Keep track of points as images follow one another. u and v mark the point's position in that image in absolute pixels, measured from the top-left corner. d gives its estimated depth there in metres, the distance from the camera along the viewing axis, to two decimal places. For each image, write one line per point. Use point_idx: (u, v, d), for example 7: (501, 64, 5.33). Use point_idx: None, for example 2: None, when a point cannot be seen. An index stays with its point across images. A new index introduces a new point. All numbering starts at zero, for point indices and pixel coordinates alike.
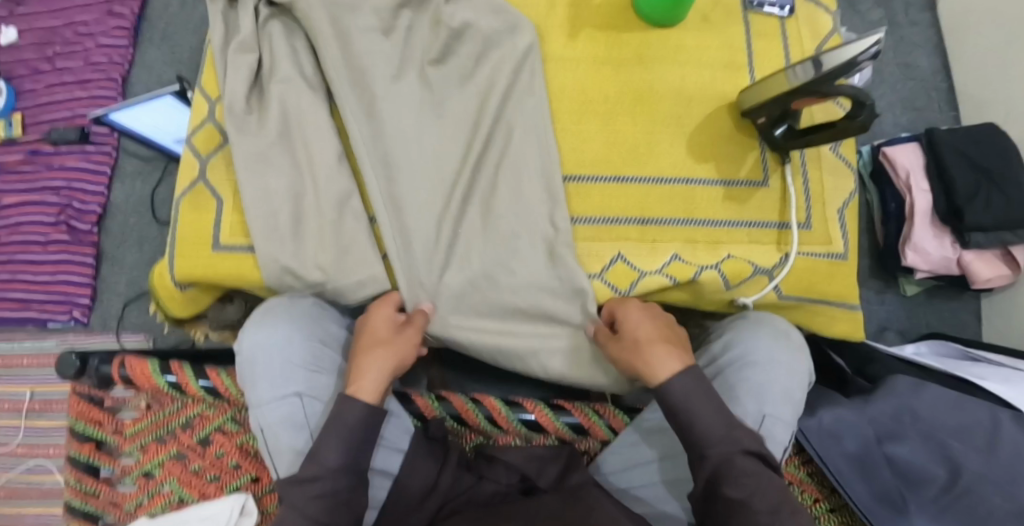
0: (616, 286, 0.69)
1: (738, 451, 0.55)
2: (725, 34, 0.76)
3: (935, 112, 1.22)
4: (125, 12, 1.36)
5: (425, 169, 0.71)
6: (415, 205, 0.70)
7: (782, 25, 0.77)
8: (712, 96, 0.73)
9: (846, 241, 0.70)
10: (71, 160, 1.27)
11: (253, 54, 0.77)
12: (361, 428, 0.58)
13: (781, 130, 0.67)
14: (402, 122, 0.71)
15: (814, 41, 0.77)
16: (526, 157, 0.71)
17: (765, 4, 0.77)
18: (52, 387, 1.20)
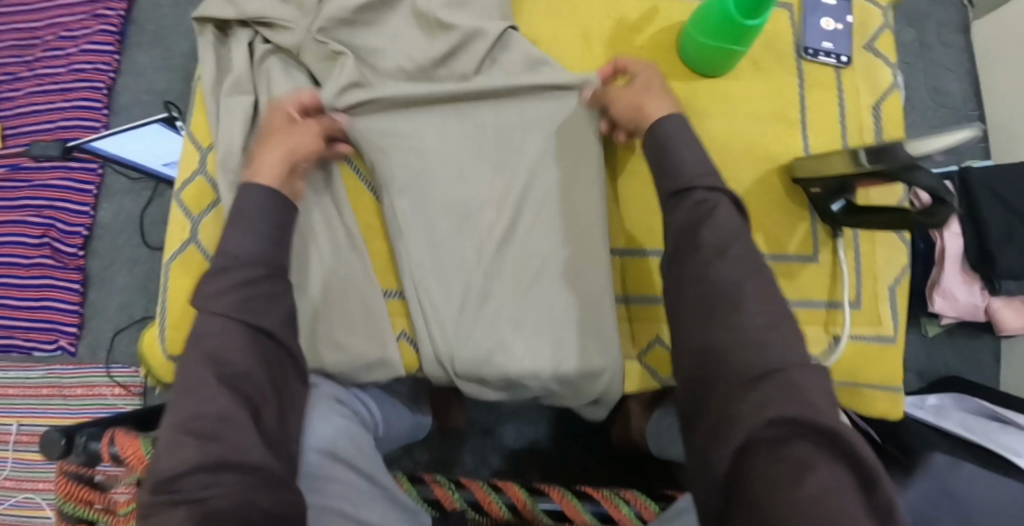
0: (657, 371, 0.70)
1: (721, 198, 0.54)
2: (776, 84, 0.71)
3: (965, 142, 1.16)
4: (110, 13, 1.27)
5: (450, 226, 0.66)
6: (440, 268, 0.66)
7: (838, 75, 0.72)
8: (760, 156, 0.68)
9: (896, 322, 0.66)
10: (55, 178, 1.19)
11: (249, 95, 0.70)
12: (269, 209, 0.56)
13: (837, 205, 0.63)
14: (431, 181, 0.67)
15: (871, 94, 0.71)
16: (556, 221, 0.66)
17: (820, 53, 0.72)
18: (38, 418, 1.14)
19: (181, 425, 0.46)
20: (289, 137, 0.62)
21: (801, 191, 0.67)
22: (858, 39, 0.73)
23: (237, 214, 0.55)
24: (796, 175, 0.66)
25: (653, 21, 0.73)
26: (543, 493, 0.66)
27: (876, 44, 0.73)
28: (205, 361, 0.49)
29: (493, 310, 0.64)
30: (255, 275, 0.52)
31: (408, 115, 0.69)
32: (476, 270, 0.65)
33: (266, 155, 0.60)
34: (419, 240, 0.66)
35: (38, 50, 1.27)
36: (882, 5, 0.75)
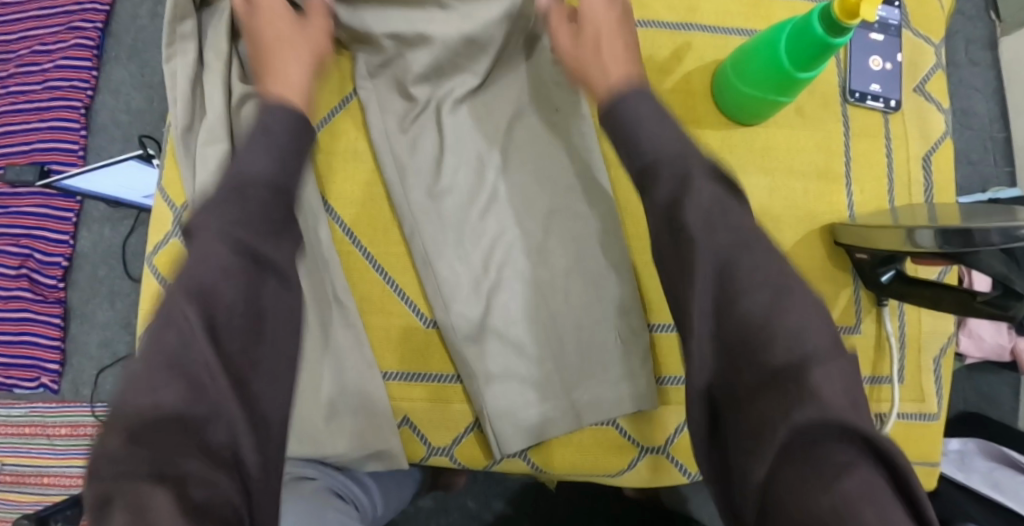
0: (686, 468, 0.66)
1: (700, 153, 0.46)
2: (823, 132, 0.65)
3: (991, 166, 1.10)
4: (87, 26, 1.19)
5: (481, 242, 0.62)
6: (472, 288, 0.61)
7: (885, 121, 0.66)
8: (801, 216, 0.63)
9: (941, 399, 0.61)
10: (31, 204, 1.12)
11: (223, 145, 0.63)
12: (289, 126, 0.53)
13: (888, 274, 0.58)
14: (455, 197, 0.63)
15: (923, 144, 0.66)
16: (584, 232, 0.63)
17: (868, 97, 0.66)
18: (21, 459, 1.09)
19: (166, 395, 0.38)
20: (299, 39, 0.60)
21: (844, 255, 0.62)
22: (909, 80, 0.67)
23: (256, 132, 0.52)
24: (840, 238, 0.61)
25: (684, 60, 0.66)
26: None
27: (928, 87, 0.67)
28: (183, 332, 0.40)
29: (513, 301, 0.61)
30: (256, 193, 0.47)
31: (419, 123, 0.65)
32: (510, 288, 0.62)
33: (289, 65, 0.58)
34: (449, 260, 0.62)
35: (11, 65, 1.19)
36: (934, 42, 0.69)
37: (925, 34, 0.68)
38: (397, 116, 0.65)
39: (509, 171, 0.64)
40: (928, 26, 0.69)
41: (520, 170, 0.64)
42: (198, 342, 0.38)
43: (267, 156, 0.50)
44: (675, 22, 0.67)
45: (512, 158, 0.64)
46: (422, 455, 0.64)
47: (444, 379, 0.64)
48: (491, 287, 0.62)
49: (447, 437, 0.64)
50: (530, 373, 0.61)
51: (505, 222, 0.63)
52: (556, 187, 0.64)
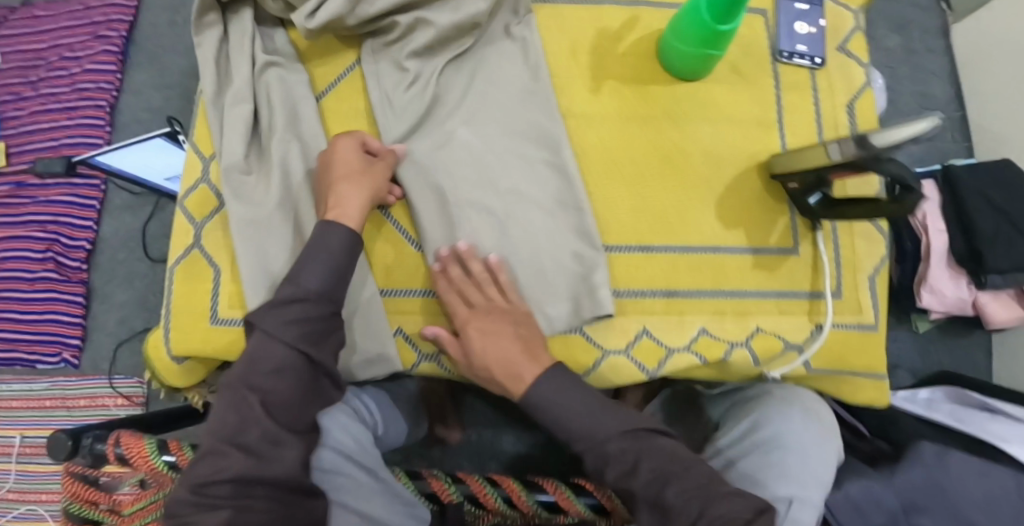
0: (644, 365, 0.65)
1: (602, 441, 0.56)
2: (757, 88, 0.73)
3: (950, 143, 1.19)
4: (112, 34, 1.30)
5: (459, 178, 0.69)
6: (450, 218, 0.68)
7: (812, 76, 0.75)
8: (741, 156, 0.71)
9: (876, 311, 0.67)
10: (58, 194, 1.22)
11: (247, 105, 0.72)
12: (344, 252, 0.61)
13: (814, 198, 0.65)
14: (435, 143, 0.70)
15: (846, 94, 0.74)
16: (545, 174, 0.70)
17: (795, 55, 0.74)
18: (43, 431, 1.16)
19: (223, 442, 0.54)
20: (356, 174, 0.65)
21: (780, 187, 0.69)
22: (831, 41, 0.76)
23: (316, 247, 0.60)
24: (774, 171, 0.68)
25: (633, 30, 0.75)
26: (539, 485, 0.66)
27: (849, 45, 0.76)
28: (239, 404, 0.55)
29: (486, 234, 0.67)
30: (309, 310, 0.58)
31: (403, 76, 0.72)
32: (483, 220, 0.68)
33: (349, 195, 0.63)
34: (432, 196, 0.68)
35: (41, 70, 1.29)
36: (854, 9, 0.78)
37: (844, 3, 0.77)
38: (395, 79, 0.73)
39: (484, 121, 0.71)
40: None
41: (493, 120, 0.71)
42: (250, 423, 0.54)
43: (320, 277, 0.59)
44: None
45: (486, 111, 0.72)
46: (414, 363, 0.68)
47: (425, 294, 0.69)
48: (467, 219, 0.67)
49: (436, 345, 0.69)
50: None
51: (481, 163, 0.69)
52: (524, 133, 0.71)
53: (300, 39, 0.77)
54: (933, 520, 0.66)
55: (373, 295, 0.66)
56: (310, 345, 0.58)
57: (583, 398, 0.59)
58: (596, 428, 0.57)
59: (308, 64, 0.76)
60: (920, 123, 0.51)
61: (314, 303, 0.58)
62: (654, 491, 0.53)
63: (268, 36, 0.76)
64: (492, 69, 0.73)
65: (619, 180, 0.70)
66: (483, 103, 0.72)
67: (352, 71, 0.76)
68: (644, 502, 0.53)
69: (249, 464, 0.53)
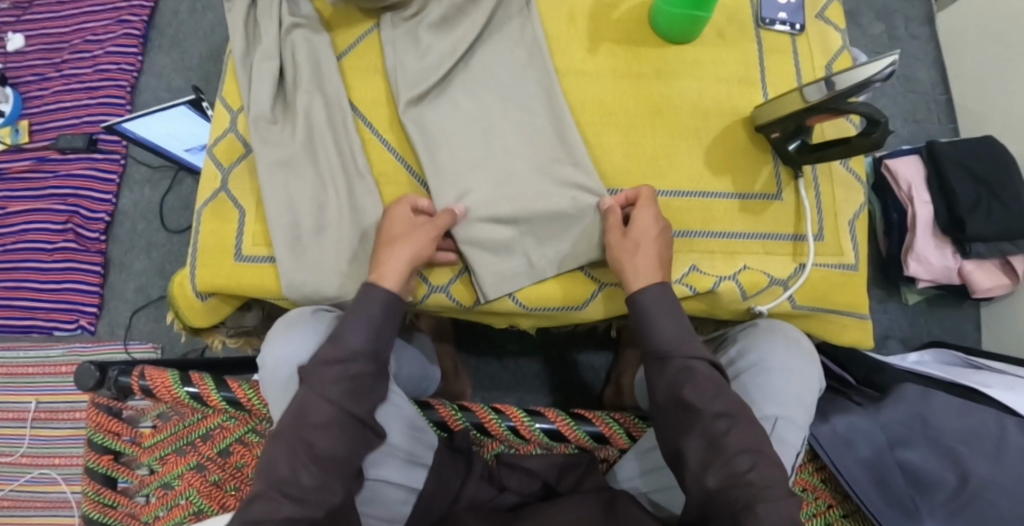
0: None
1: (697, 360, 0.60)
2: (740, 50, 0.78)
3: (935, 124, 1.24)
4: (134, 19, 1.35)
5: (469, 137, 0.73)
6: (460, 171, 0.71)
7: (792, 41, 0.80)
8: (726, 110, 0.75)
9: (857, 252, 0.71)
10: (79, 168, 1.27)
11: (275, 62, 0.77)
12: (383, 310, 0.63)
13: (793, 145, 0.69)
14: (447, 105, 0.75)
15: (824, 57, 0.79)
16: (549, 131, 0.74)
17: (776, 22, 0.79)
18: (59, 396, 1.20)
19: (270, 489, 0.55)
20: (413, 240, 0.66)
21: (763, 138, 0.73)
22: (811, 9, 0.81)
23: (360, 309, 0.63)
24: (757, 123, 0.73)
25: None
26: (541, 413, 0.69)
27: (827, 13, 0.81)
28: (288, 453, 0.56)
29: (495, 186, 0.71)
30: (353, 368, 0.60)
31: (413, 43, 0.77)
32: (493, 173, 0.72)
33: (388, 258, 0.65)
34: (446, 153, 0.72)
35: (65, 53, 1.35)
36: None
37: None
38: (409, 43, 0.76)
39: (485, 81, 0.76)
40: None
41: (496, 83, 0.75)
42: (300, 474, 0.56)
43: (366, 335, 0.62)
44: None
45: (490, 76, 0.76)
46: (425, 294, 0.71)
47: None
48: (467, 167, 0.72)
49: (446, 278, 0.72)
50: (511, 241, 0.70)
51: (484, 122, 0.74)
52: (530, 96, 0.75)
53: (325, 7, 0.81)
54: (916, 451, 0.71)
55: None
56: (353, 403, 0.59)
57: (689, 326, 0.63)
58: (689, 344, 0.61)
59: (330, 30, 0.80)
60: (876, 65, 0.58)
61: (359, 362, 0.60)
62: (724, 426, 0.57)
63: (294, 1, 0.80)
64: (497, 32, 0.78)
65: (617, 136, 0.75)
66: (486, 65, 0.76)
67: (369, 35, 0.80)
68: (705, 431, 0.57)
69: (295, 509, 0.55)
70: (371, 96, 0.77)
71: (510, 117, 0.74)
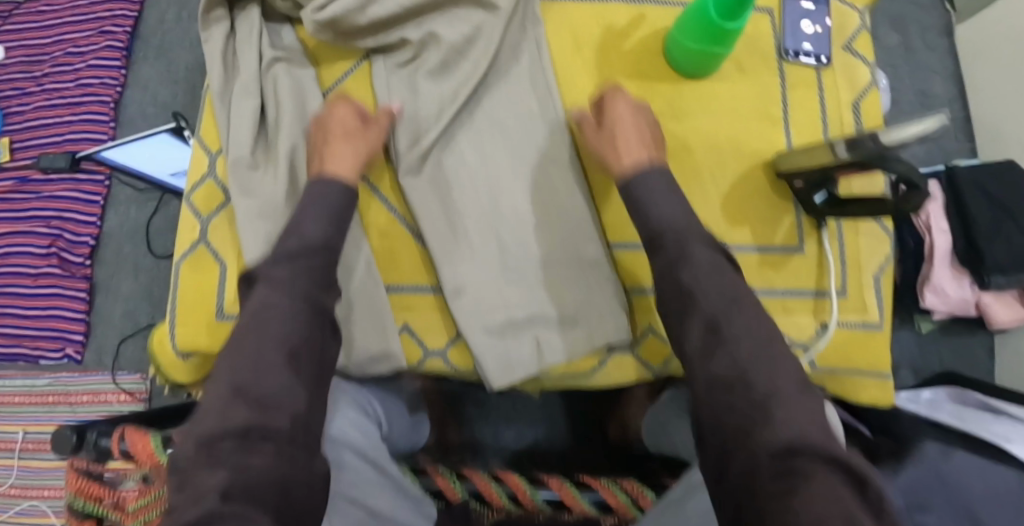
0: (648, 362, 0.68)
1: (690, 240, 0.58)
2: (760, 85, 0.73)
3: (951, 142, 1.19)
4: (117, 30, 1.29)
5: (476, 198, 0.67)
6: (465, 239, 0.66)
7: (817, 74, 0.74)
8: (745, 152, 0.70)
9: (881, 309, 0.67)
10: (62, 189, 1.22)
11: (255, 99, 0.72)
12: (339, 202, 0.64)
13: (820, 197, 0.65)
14: (450, 161, 0.69)
15: (850, 91, 0.73)
16: (561, 190, 0.68)
17: (801, 54, 0.74)
18: (46, 426, 1.16)
19: (231, 393, 0.49)
20: (363, 140, 0.68)
21: (785, 185, 0.69)
22: (837, 40, 0.75)
23: (314, 201, 0.63)
24: (780, 169, 0.68)
25: (640, 28, 0.74)
26: (543, 483, 0.70)
27: (855, 44, 0.75)
28: (258, 346, 0.52)
29: (503, 254, 0.66)
30: (313, 261, 0.59)
31: (410, 91, 0.72)
32: (501, 241, 0.66)
33: (339, 153, 0.66)
34: (450, 215, 0.67)
35: (45, 65, 1.29)
36: (857, 7, 0.77)
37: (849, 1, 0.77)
38: (406, 90, 0.72)
39: (492, 132, 0.70)
40: None
41: (503, 135, 0.70)
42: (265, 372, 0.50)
43: (321, 227, 0.62)
44: None
45: (496, 127, 0.70)
46: (420, 358, 0.68)
47: (421, 290, 0.69)
48: (475, 230, 0.66)
49: (442, 340, 0.68)
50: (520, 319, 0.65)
51: (491, 179, 0.68)
52: (540, 149, 0.69)
53: (308, 37, 0.77)
54: (938, 518, 0.67)
55: (378, 293, 0.67)
56: (319, 293, 0.57)
57: (663, 201, 0.61)
58: (684, 222, 0.59)
59: (315, 63, 0.76)
60: (932, 121, 0.50)
61: (318, 255, 0.60)
62: (720, 311, 0.52)
63: (276, 33, 0.77)
64: (503, 77, 0.72)
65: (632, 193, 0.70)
66: (492, 112, 0.71)
67: (358, 68, 0.75)
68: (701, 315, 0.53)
69: (255, 414, 0.48)
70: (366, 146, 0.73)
71: (519, 174, 0.68)
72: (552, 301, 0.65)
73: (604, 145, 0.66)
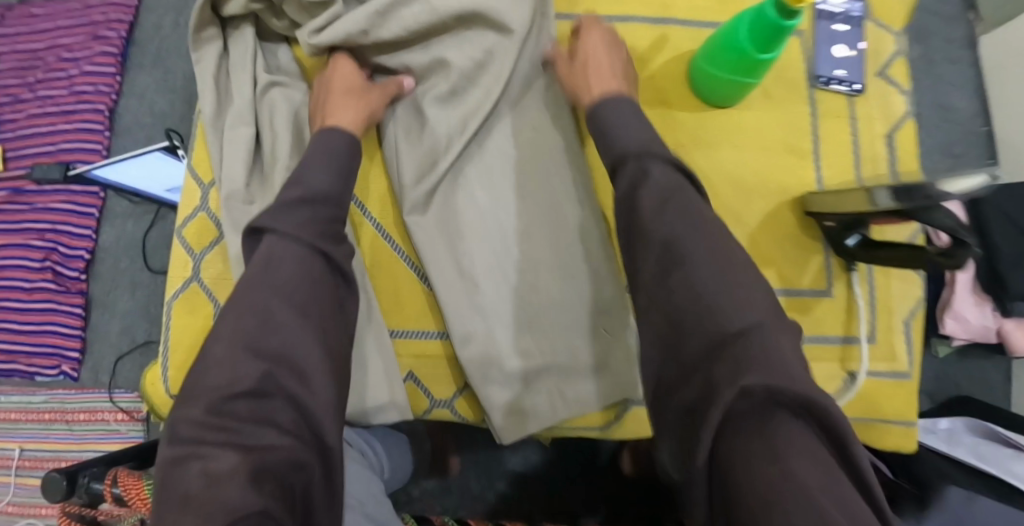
0: None
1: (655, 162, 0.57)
2: (788, 115, 0.70)
3: (973, 159, 1.15)
4: (111, 34, 1.25)
5: (485, 240, 0.66)
6: (473, 284, 0.65)
7: (850, 103, 0.71)
8: (773, 189, 0.68)
9: (912, 358, 0.65)
10: (56, 201, 1.18)
11: (250, 127, 0.69)
12: (347, 152, 0.62)
13: (852, 239, 0.62)
14: (458, 200, 0.67)
15: (885, 124, 0.70)
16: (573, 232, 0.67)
17: (833, 81, 0.70)
18: (42, 444, 1.14)
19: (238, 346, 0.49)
20: (364, 100, 0.66)
21: (814, 224, 0.67)
22: (871, 64, 0.71)
23: (322, 151, 0.60)
24: (810, 208, 0.66)
25: (662, 51, 0.71)
26: None
27: (890, 71, 0.71)
28: (262, 296, 0.51)
29: (512, 300, 0.65)
30: (321, 211, 0.56)
31: (416, 121, 0.69)
32: (511, 285, 0.65)
33: (342, 107, 0.65)
34: (459, 258, 0.66)
35: (39, 72, 1.25)
36: (894, 31, 0.73)
37: (885, 24, 0.72)
38: (412, 121, 0.70)
39: (502, 169, 0.68)
40: (888, 15, 0.72)
41: (513, 172, 0.67)
42: (264, 331, 0.50)
43: (326, 174, 0.59)
44: (653, 17, 0.72)
45: (506, 163, 0.68)
46: (426, 408, 0.67)
47: (428, 336, 0.67)
48: (484, 274, 0.65)
49: (447, 391, 0.67)
50: (529, 367, 0.65)
51: (500, 221, 0.66)
52: (551, 188, 0.67)
53: (305, 56, 0.74)
54: None
55: (384, 343, 0.65)
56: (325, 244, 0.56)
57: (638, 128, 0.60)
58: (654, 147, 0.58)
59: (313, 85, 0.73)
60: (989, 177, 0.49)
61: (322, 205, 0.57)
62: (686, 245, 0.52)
63: (271, 53, 0.74)
64: (514, 106, 0.69)
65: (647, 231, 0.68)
66: (502, 146, 0.68)
67: None
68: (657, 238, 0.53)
69: (267, 367, 0.49)
70: (369, 173, 0.70)
71: (528, 216, 0.66)
72: (561, 348, 0.65)
73: (578, 77, 0.66)
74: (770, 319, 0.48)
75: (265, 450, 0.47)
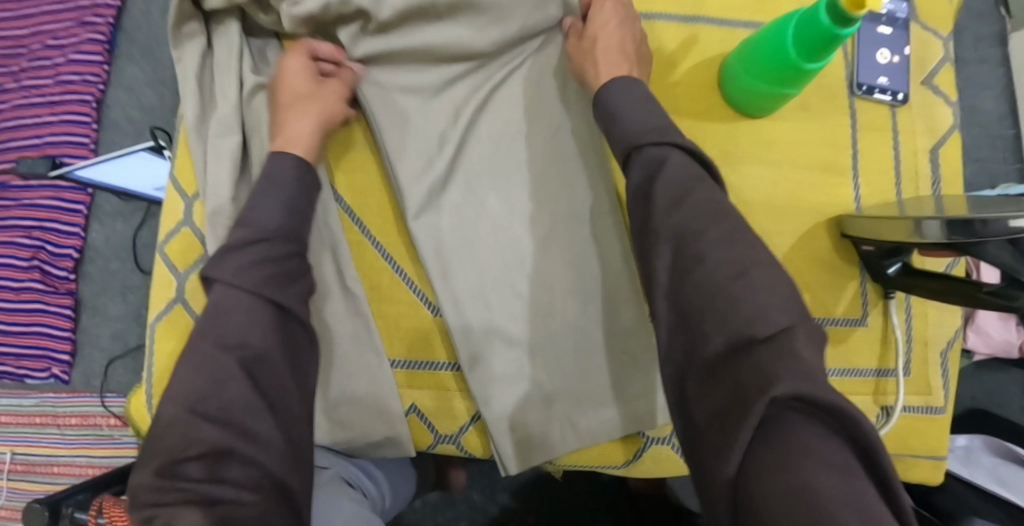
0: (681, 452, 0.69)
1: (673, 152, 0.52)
2: (828, 126, 0.66)
3: (1000, 163, 1.10)
4: (98, 20, 1.19)
5: (493, 254, 0.64)
6: (481, 300, 0.64)
7: (892, 114, 0.67)
8: (810, 210, 0.65)
9: (946, 392, 0.64)
10: (43, 197, 1.13)
11: (236, 136, 0.64)
12: (297, 178, 0.57)
13: (894, 267, 0.60)
14: (464, 213, 0.65)
15: (929, 137, 0.67)
16: (585, 246, 0.65)
17: (876, 89, 0.66)
18: (33, 449, 1.11)
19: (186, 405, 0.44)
20: (319, 101, 0.62)
21: (851, 248, 0.64)
22: (917, 73, 0.68)
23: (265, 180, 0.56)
24: (847, 231, 0.63)
25: (691, 53, 0.66)
26: None
27: (936, 80, 0.68)
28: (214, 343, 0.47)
29: (521, 317, 0.64)
30: (274, 248, 0.52)
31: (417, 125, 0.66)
32: (521, 302, 0.64)
33: (296, 121, 0.61)
34: (466, 274, 0.64)
35: (23, 60, 1.20)
36: (942, 36, 0.69)
37: (933, 28, 0.68)
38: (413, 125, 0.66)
39: (509, 179, 0.66)
40: (937, 18, 0.69)
41: (522, 183, 0.65)
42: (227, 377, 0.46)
43: (279, 206, 0.54)
44: (682, 15, 0.67)
45: (514, 174, 0.66)
46: (429, 443, 0.66)
47: (439, 367, 0.66)
48: (493, 290, 0.64)
49: (453, 426, 0.66)
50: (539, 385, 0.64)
51: (508, 234, 0.65)
52: (561, 200, 0.65)
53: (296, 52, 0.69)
54: None
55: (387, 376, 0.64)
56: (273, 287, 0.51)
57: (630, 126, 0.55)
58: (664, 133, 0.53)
59: None
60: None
61: (277, 239, 0.52)
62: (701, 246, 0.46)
63: (260, 50, 0.69)
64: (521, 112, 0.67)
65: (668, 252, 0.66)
66: (510, 155, 0.66)
67: None
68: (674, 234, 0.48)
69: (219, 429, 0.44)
70: (366, 181, 0.67)
71: (538, 229, 0.65)
72: (573, 366, 0.64)
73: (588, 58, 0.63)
74: (800, 320, 0.43)
75: (220, 485, 0.43)
